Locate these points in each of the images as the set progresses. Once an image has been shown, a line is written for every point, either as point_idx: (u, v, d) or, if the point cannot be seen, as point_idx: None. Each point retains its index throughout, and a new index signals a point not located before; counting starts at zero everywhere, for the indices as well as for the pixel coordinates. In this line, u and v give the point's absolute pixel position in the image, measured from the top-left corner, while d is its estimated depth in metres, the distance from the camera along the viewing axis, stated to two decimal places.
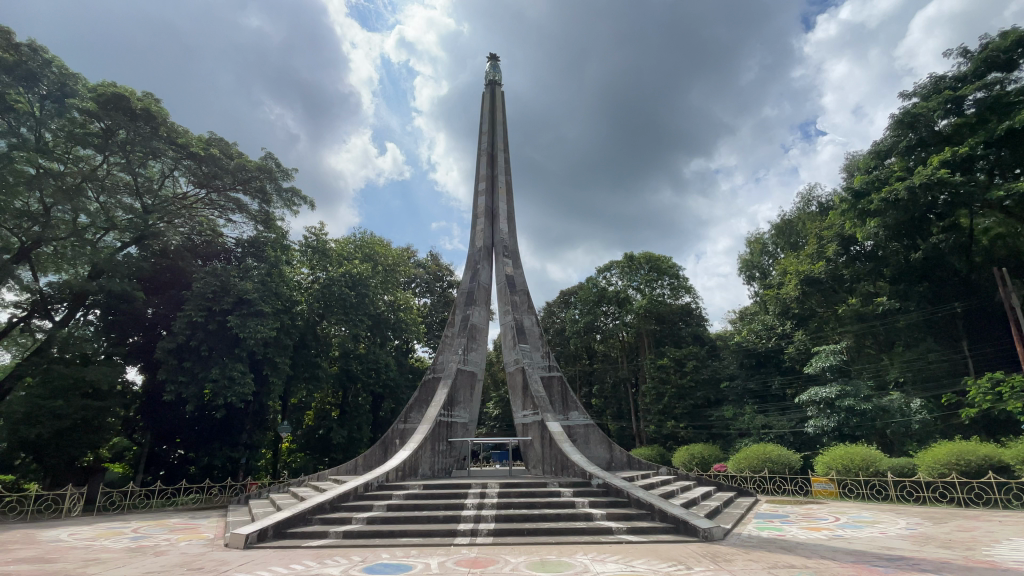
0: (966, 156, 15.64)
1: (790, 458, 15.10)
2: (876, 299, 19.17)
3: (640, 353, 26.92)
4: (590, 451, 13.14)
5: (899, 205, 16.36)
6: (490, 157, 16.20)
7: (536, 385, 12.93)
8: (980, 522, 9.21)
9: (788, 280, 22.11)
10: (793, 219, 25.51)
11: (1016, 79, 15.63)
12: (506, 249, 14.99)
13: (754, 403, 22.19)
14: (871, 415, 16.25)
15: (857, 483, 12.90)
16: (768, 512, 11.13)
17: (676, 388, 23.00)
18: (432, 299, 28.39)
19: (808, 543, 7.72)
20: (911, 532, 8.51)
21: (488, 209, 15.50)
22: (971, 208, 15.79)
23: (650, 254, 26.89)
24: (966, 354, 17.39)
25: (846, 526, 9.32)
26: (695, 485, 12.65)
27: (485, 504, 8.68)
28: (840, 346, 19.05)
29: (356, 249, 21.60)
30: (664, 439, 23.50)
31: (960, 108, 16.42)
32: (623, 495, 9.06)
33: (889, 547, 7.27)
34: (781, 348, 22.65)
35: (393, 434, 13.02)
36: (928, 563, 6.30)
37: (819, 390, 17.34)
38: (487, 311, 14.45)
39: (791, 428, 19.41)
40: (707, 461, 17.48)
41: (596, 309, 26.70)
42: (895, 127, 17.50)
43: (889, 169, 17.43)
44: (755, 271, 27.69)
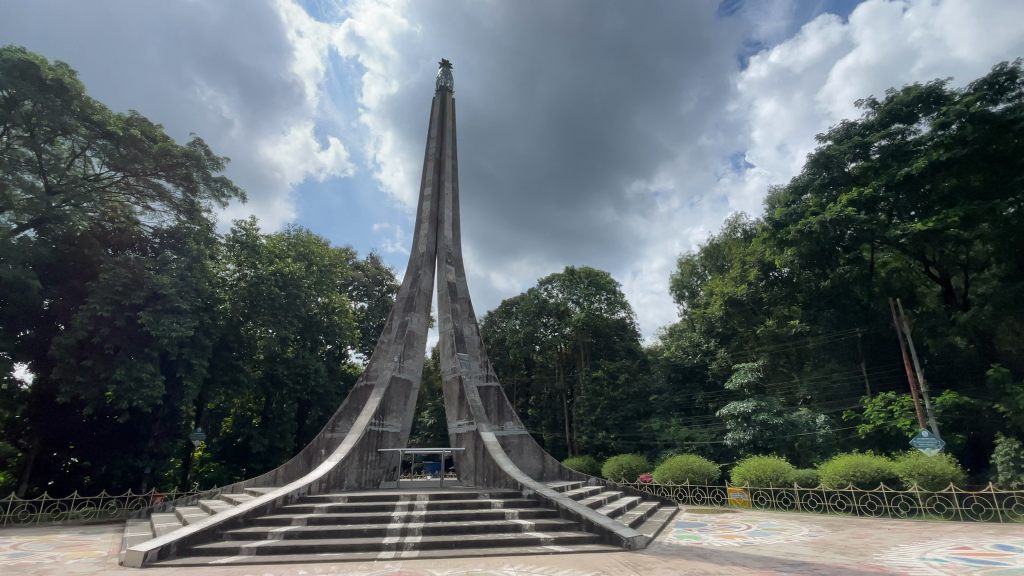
0: (870, 198, 17.44)
1: (710, 469, 15.81)
2: (790, 322, 20.77)
3: (576, 364, 27.53)
4: (522, 462, 13.18)
5: (812, 236, 17.82)
6: (439, 163, 16.06)
7: (472, 395, 12.79)
8: (872, 530, 10.14)
9: (714, 300, 23.53)
10: (720, 243, 27.24)
11: (915, 131, 17.60)
12: (449, 256, 14.85)
13: (679, 415, 23.29)
14: (782, 429, 17.57)
15: (768, 492, 13.84)
16: (688, 522, 11.65)
17: (608, 400, 23.73)
18: (369, 303, 27.60)
19: (721, 550, 8.16)
20: (813, 539, 9.22)
21: (433, 214, 15.30)
22: (873, 243, 17.44)
23: (590, 269, 27.72)
24: (865, 375, 19.19)
25: (756, 534, 9.93)
26: (622, 495, 13.03)
27: (413, 517, 8.46)
28: (757, 364, 20.45)
29: (290, 246, 20.62)
30: (595, 450, 24.11)
31: (867, 152, 18.30)
32: (553, 506, 9.18)
33: (793, 553, 7.83)
34: (704, 364, 24.05)
35: (319, 443, 12.46)
36: (826, 568, 6.84)
37: (738, 405, 18.51)
38: (426, 318, 14.19)
39: (711, 440, 20.29)
40: (634, 471, 18.06)
41: (536, 320, 27.14)
42: (812, 166, 19.21)
43: (805, 204, 19.08)
44: (685, 290, 29.22)
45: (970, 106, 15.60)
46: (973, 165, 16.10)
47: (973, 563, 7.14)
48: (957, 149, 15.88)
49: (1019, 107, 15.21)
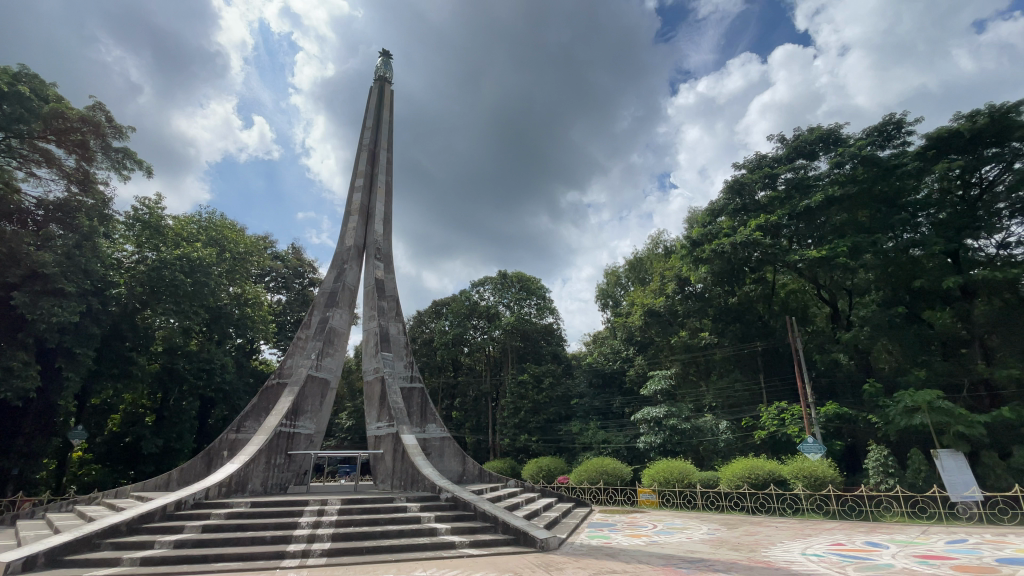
0: (775, 224, 19.21)
1: (623, 471, 16.43)
2: (700, 334, 22.30)
3: (502, 367, 27.76)
4: (443, 465, 13.02)
5: (724, 256, 19.30)
6: (373, 154, 15.56)
7: (394, 396, 12.45)
8: (762, 528, 11.12)
9: (636, 310, 24.77)
10: (643, 257, 28.79)
11: (814, 167, 19.60)
12: (378, 252, 14.40)
13: (597, 419, 24.16)
14: (689, 433, 18.83)
15: (674, 493, 14.77)
16: (600, 522, 12.11)
17: (531, 403, 24.21)
18: (288, 296, 26.11)
19: (629, 549, 8.57)
20: (710, 537, 9.95)
21: (363, 207, 14.76)
22: (775, 265, 19.20)
23: (522, 274, 28.13)
24: (762, 385, 20.98)
25: (661, 533, 10.54)
26: (539, 497, 13.29)
27: (322, 523, 8.08)
28: (670, 372, 21.72)
29: (200, 230, 19.02)
30: (516, 452, 24.44)
31: (775, 183, 20.11)
32: (470, 509, 9.16)
33: (693, 551, 8.38)
34: (623, 370, 25.18)
35: (221, 444, 11.60)
36: (721, 564, 7.40)
37: (652, 410, 19.54)
38: (349, 315, 13.65)
39: (625, 443, 21.19)
40: (553, 473, 18.50)
41: (465, 322, 27.07)
42: (727, 191, 20.82)
43: (720, 225, 20.59)
44: (609, 299, 30.44)
45: (862, 149, 17.80)
46: (861, 202, 18.26)
47: (844, 557, 8.04)
48: (850, 187, 17.94)
49: (902, 153, 17.63)
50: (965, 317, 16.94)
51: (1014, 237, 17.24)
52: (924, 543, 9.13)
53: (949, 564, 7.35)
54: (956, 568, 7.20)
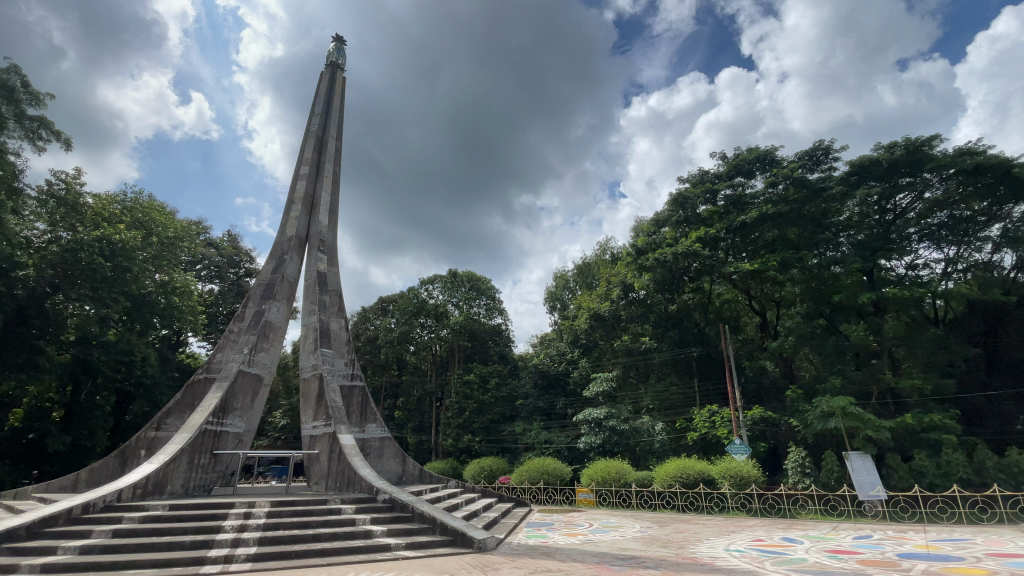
0: (713, 237, 20.25)
1: (563, 470, 16.72)
2: (641, 338, 23.11)
3: (448, 366, 27.54)
4: (381, 466, 12.73)
5: (665, 265, 20.12)
6: (320, 143, 14.98)
7: (333, 394, 12.00)
8: (690, 525, 11.67)
9: (582, 314, 25.34)
10: (591, 262, 29.51)
11: (750, 185, 20.82)
12: (322, 244, 13.88)
13: (541, 419, 24.46)
14: (627, 434, 19.47)
15: (610, 492, 15.24)
16: (538, 521, 12.27)
17: (476, 404, 24.16)
18: (221, 286, 24.68)
19: (564, 548, 8.74)
20: (642, 535, 10.32)
21: (307, 196, 14.14)
22: (712, 276, 20.25)
23: (472, 273, 28.02)
24: (696, 389, 22.03)
25: (596, 531, 10.82)
26: (479, 497, 13.27)
27: (248, 526, 7.65)
28: (612, 375, 22.32)
29: (124, 211, 17.61)
30: (458, 453, 24.33)
31: (715, 198, 21.16)
32: (408, 510, 9.01)
33: (625, 548, 8.67)
34: (567, 372, 25.63)
35: (138, 442, 10.74)
36: (650, 561, 7.68)
37: (593, 411, 20.03)
38: (288, 308, 13.04)
39: (567, 444, 21.56)
40: (494, 473, 18.53)
41: (413, 320, 26.59)
42: (671, 203, 21.69)
43: (664, 235, 21.44)
44: (557, 302, 30.90)
45: (794, 171, 19.10)
46: (791, 221, 19.61)
47: (763, 552, 8.58)
48: (781, 206, 19.21)
49: (828, 177, 19.06)
50: (876, 330, 18.59)
51: (921, 260, 19.14)
52: (833, 539, 9.90)
53: (854, 558, 8.01)
54: (860, 561, 7.84)
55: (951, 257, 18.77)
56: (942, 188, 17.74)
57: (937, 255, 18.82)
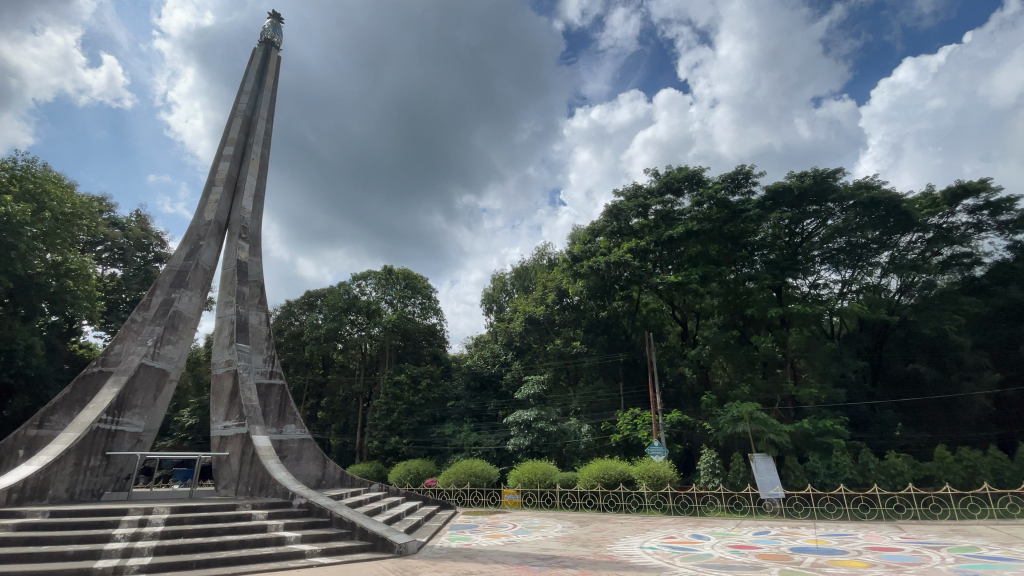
0: (644, 249, 21.21)
1: (490, 472, 16.79)
2: (573, 343, 23.69)
3: (378, 366, 26.80)
4: (298, 469, 12.10)
5: (598, 273, 20.87)
6: (248, 123, 14.06)
7: (249, 392, 11.24)
8: (609, 525, 12.12)
9: (517, 317, 25.56)
10: (529, 267, 29.90)
11: (678, 202, 22.01)
12: (244, 231, 12.97)
13: (471, 421, 24.36)
14: (554, 436, 19.90)
15: (535, 493, 15.46)
16: (462, 524, 12.19)
17: (406, 405, 23.70)
18: (126, 271, 22.48)
19: (487, 550, 8.76)
20: (563, 534, 10.58)
21: (230, 178, 13.20)
22: (640, 286, 21.22)
23: (408, 271, 27.41)
24: (621, 393, 22.93)
25: (519, 532, 10.94)
26: (403, 500, 12.98)
27: (143, 535, 6.96)
28: (543, 377, 22.68)
29: (9, 181, 15.58)
30: (385, 455, 23.77)
31: (646, 212, 22.17)
32: (326, 515, 8.64)
33: (546, 548, 8.87)
34: (500, 374, 25.66)
35: (15, 441, 9.53)
36: (570, 560, 7.89)
37: (523, 413, 20.28)
38: (201, 298, 12.01)
39: (496, 445, 21.62)
40: (420, 476, 18.21)
41: (342, 316, 25.48)
42: (607, 214, 22.51)
43: (598, 244, 22.22)
44: (493, 304, 30.96)
45: (718, 193, 20.47)
46: (713, 238, 21.00)
47: (674, 549, 9.07)
48: (706, 224, 20.55)
49: (747, 200, 20.58)
50: (782, 342, 20.28)
51: (822, 281, 21.19)
52: (737, 535, 10.67)
53: (754, 553, 8.69)
54: (759, 556, 8.50)
55: (847, 279, 20.94)
56: (842, 217, 19.76)
57: (835, 276, 20.92)
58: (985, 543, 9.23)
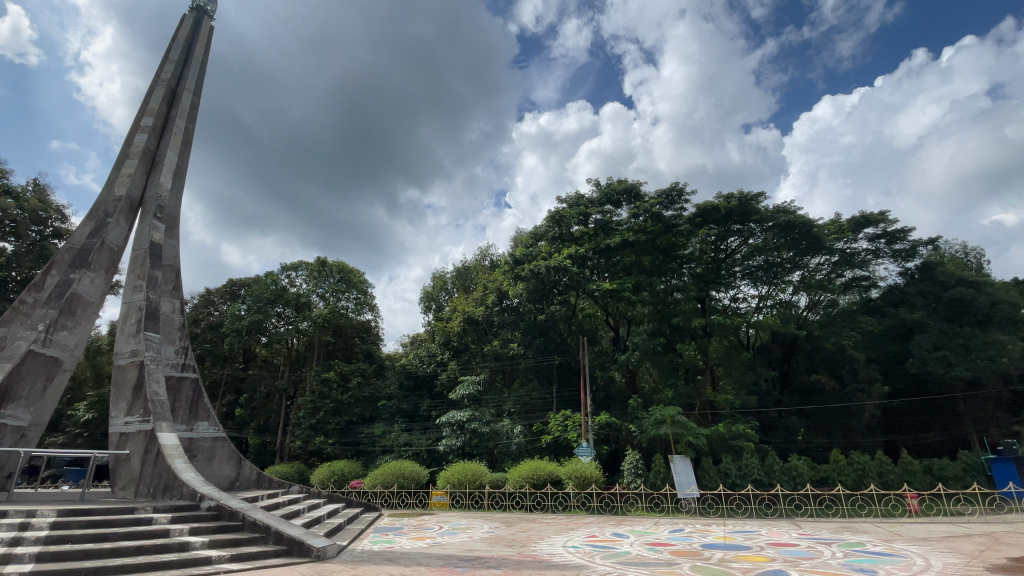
0: (583, 257, 21.77)
1: (419, 474, 16.52)
2: (510, 345, 23.88)
3: (306, 362, 25.65)
4: (209, 470, 11.30)
5: (538, 277, 21.24)
6: (171, 94, 12.97)
7: (157, 386, 10.35)
8: (535, 525, 12.31)
9: (455, 317, 25.30)
10: (471, 267, 29.77)
11: (616, 213, 22.80)
12: (160, 210, 11.92)
13: (403, 421, 23.78)
14: (486, 437, 19.91)
15: (463, 494, 15.39)
16: (386, 526, 11.90)
17: (333, 404, 22.93)
18: (17, 246, 20.05)
19: (410, 552, 8.62)
20: (489, 535, 10.62)
21: (147, 152, 12.09)
22: (578, 291, 21.77)
23: (343, 264, 26.42)
24: (554, 395, 23.35)
25: (445, 533, 10.87)
26: (324, 502, 12.47)
27: (23, 540, 6.23)
28: (478, 378, 22.64)
29: None
30: (308, 455, 22.85)
31: (587, 220, 22.79)
32: (237, 519, 8.13)
33: (470, 550, 8.83)
34: (435, 374, 25.21)
35: None
36: (494, 561, 7.94)
37: (456, 414, 20.16)
38: (106, 281, 10.89)
39: (426, 446, 21.30)
40: (345, 478, 17.58)
41: (268, 309, 24.13)
42: (549, 220, 22.97)
43: (540, 248, 22.59)
44: (432, 303, 30.53)
45: (653, 207, 21.46)
46: (646, 249, 21.96)
47: (595, 547, 9.37)
48: (641, 235, 21.47)
49: (679, 216, 21.72)
50: (704, 350, 21.59)
51: (742, 295, 22.78)
52: (654, 533, 11.19)
53: (668, 550, 9.15)
54: (672, 552, 8.98)
55: (763, 294, 22.66)
56: (761, 237, 21.41)
57: (753, 292, 22.57)
58: (869, 539, 10.28)
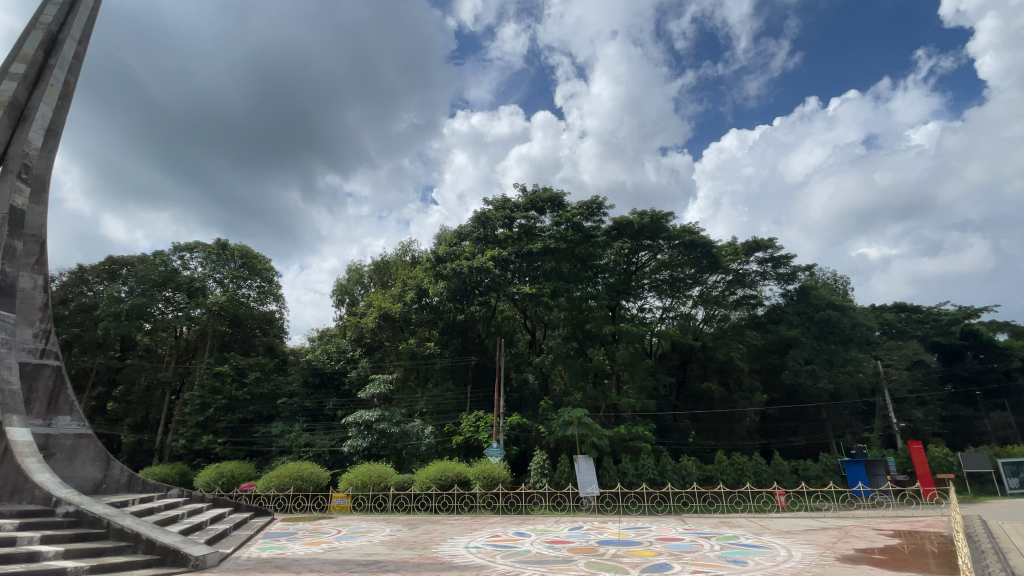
0: (505, 260, 22.00)
1: (319, 476, 15.71)
2: (426, 344, 23.53)
3: (195, 354, 23.70)
4: (68, 471, 9.90)
5: (459, 277, 21.14)
6: (49, 40, 11.26)
7: (7, 373, 8.90)
8: (438, 527, 12.23)
9: (370, 312, 24.29)
10: (390, 261, 28.88)
11: (540, 220, 23.35)
12: (26, 171, 10.25)
13: (304, 420, 22.49)
14: (395, 438, 19.33)
15: (366, 497, 14.89)
16: (278, 532, 11.18)
17: (226, 400, 21.13)
18: None
19: (302, 558, 8.17)
20: (390, 538, 10.38)
21: (14, 103, 10.35)
22: (498, 293, 21.99)
23: (247, 249, 24.49)
24: (467, 396, 23.34)
25: (343, 538, 10.43)
26: (208, 507, 11.45)
27: None
28: (391, 377, 22.01)
29: None
30: (192, 456, 21.00)
31: (511, 225, 23.12)
32: (102, 525, 7.22)
33: (369, 554, 8.56)
34: (344, 371, 24.15)
35: None
36: (393, 564, 7.76)
37: (364, 414, 19.45)
38: None
39: (329, 447, 20.31)
40: (235, 480, 16.30)
41: (154, 292, 21.80)
42: (474, 220, 23.02)
43: (463, 248, 22.51)
44: (346, 296, 29.27)
45: (574, 217, 22.27)
46: (565, 257, 22.64)
47: (497, 547, 9.52)
48: (561, 243, 22.18)
49: (597, 228, 22.76)
50: (611, 356, 22.82)
51: (648, 306, 24.34)
52: (554, 531, 11.60)
53: (567, 547, 9.54)
54: (570, 549, 9.38)
55: (667, 306, 24.40)
56: (668, 253, 23.09)
57: (659, 303, 24.21)
58: (743, 532, 11.45)
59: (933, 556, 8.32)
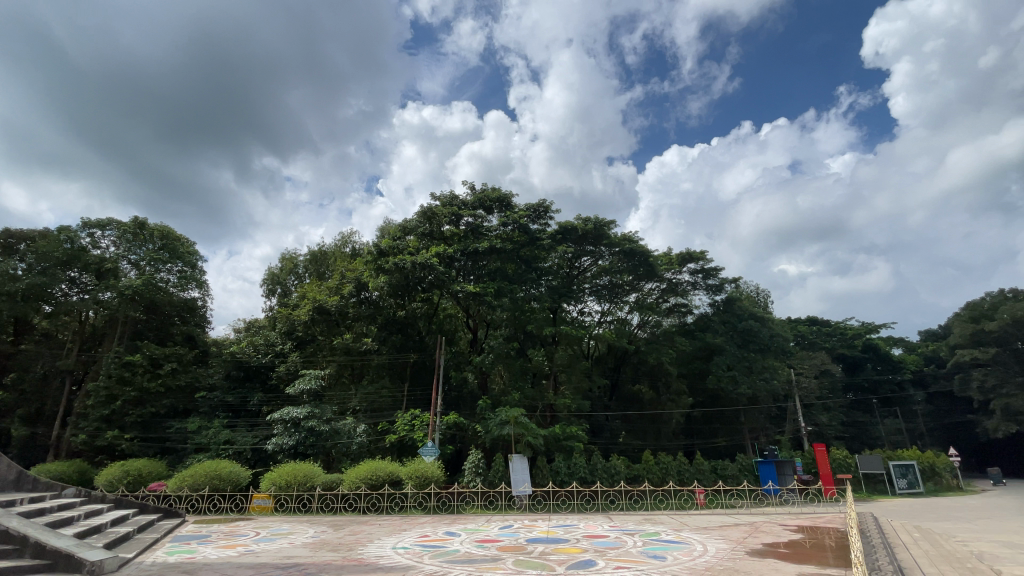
0: (450, 257, 21.77)
1: (239, 475, 14.80)
2: (363, 339, 22.88)
3: (103, 341, 21.62)
4: None
5: (402, 272, 20.65)
6: None
7: None
8: (365, 527, 11.94)
9: (304, 304, 23.16)
10: (328, 252, 27.78)
11: (487, 219, 23.37)
12: None
13: (225, 416, 21.22)
14: (325, 436, 18.58)
15: (290, 497, 14.25)
16: (189, 535, 10.43)
17: (135, 392, 19.43)
18: None
19: (214, 563, 7.66)
20: (313, 540, 9.99)
21: None
22: (441, 290, 21.74)
23: (169, 230, 22.69)
24: (403, 394, 22.89)
25: (260, 540, 9.90)
26: (109, 509, 10.47)
27: None
28: (323, 373, 21.13)
29: None
30: (93, 453, 19.14)
31: (458, 222, 22.96)
32: None
33: (289, 556, 8.18)
34: (272, 365, 23.02)
35: None
36: (313, 567, 7.46)
37: (292, 411, 18.49)
38: None
39: (252, 445, 19.21)
40: (142, 479, 15.01)
41: (57, 272, 19.74)
42: (419, 215, 22.68)
43: (407, 243, 22.08)
44: (278, 286, 27.86)
45: (521, 218, 22.47)
46: (510, 258, 22.63)
47: (425, 547, 9.42)
48: (507, 244, 22.30)
49: (543, 231, 23.10)
50: (550, 357, 23.30)
51: (588, 309, 25.05)
52: (484, 530, 11.64)
53: (495, 546, 9.61)
54: (499, 548, 9.46)
55: (604, 310, 25.27)
56: (608, 260, 23.89)
57: (597, 308, 24.99)
58: (664, 529, 12.04)
59: (831, 550, 9.12)
